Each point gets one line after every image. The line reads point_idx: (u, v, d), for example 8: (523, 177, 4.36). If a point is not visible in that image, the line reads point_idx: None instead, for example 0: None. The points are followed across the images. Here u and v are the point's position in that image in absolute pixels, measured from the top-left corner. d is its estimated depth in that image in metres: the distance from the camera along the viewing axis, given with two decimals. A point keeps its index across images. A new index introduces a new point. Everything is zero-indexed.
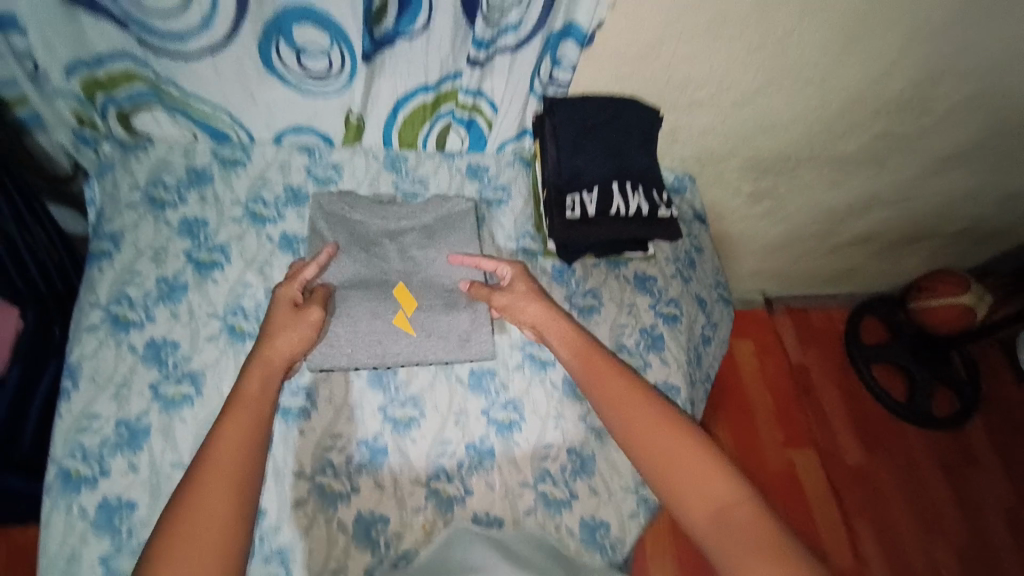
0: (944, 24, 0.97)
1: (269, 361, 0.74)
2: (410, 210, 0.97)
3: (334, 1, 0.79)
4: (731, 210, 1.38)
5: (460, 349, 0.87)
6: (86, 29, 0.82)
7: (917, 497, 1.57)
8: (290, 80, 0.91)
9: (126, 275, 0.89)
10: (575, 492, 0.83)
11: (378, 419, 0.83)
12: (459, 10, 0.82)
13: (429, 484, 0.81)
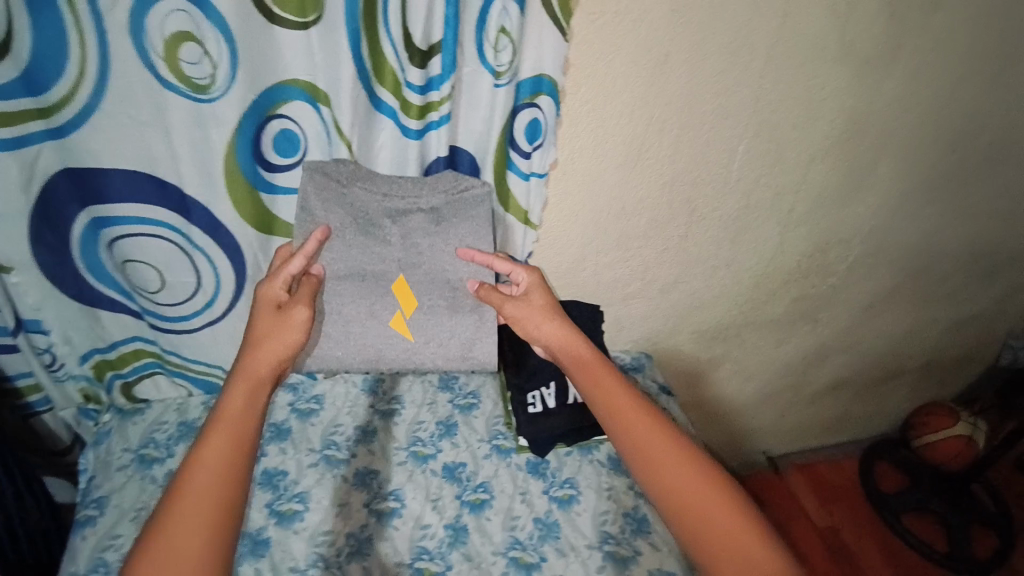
0: (831, 198, 1.17)
1: (253, 375, 0.66)
2: (417, 188, 0.85)
3: None
4: (696, 376, 1.53)
5: (460, 359, 0.89)
6: (105, 323, 0.91)
7: None
8: None
9: (154, 425, 0.98)
10: (545, 554, 0.89)
11: (363, 512, 0.91)
12: None
13: (413, 563, 0.85)
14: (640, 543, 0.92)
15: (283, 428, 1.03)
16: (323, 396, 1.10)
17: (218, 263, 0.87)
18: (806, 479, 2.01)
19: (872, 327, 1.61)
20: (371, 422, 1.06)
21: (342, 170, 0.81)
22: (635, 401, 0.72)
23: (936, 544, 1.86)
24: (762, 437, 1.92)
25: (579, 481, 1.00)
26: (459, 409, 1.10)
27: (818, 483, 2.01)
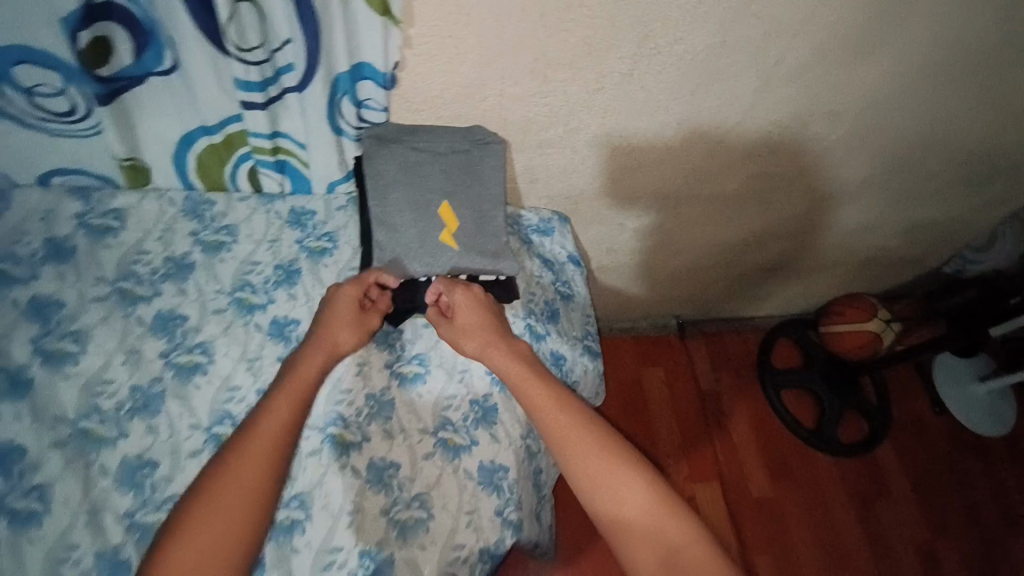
0: (826, 47, 0.89)
1: (333, 347, 0.76)
2: (442, 138, 0.86)
3: (46, 37, 0.65)
4: (619, 244, 1.36)
5: (494, 261, 0.87)
6: None
7: (777, 455, 1.89)
8: (33, 123, 0.76)
9: None
10: (368, 434, 0.79)
11: (159, 363, 0.78)
12: (208, 46, 0.68)
13: (209, 429, 0.75)
14: (479, 434, 0.83)
15: (65, 247, 0.83)
16: (126, 211, 0.87)
17: None
18: (709, 345, 2.03)
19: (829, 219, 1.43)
20: (190, 254, 0.87)
21: (391, 131, 0.84)
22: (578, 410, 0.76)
23: (802, 419, 1.97)
24: (678, 303, 1.85)
25: (431, 359, 0.87)
26: (307, 252, 0.91)
27: (720, 350, 2.03)
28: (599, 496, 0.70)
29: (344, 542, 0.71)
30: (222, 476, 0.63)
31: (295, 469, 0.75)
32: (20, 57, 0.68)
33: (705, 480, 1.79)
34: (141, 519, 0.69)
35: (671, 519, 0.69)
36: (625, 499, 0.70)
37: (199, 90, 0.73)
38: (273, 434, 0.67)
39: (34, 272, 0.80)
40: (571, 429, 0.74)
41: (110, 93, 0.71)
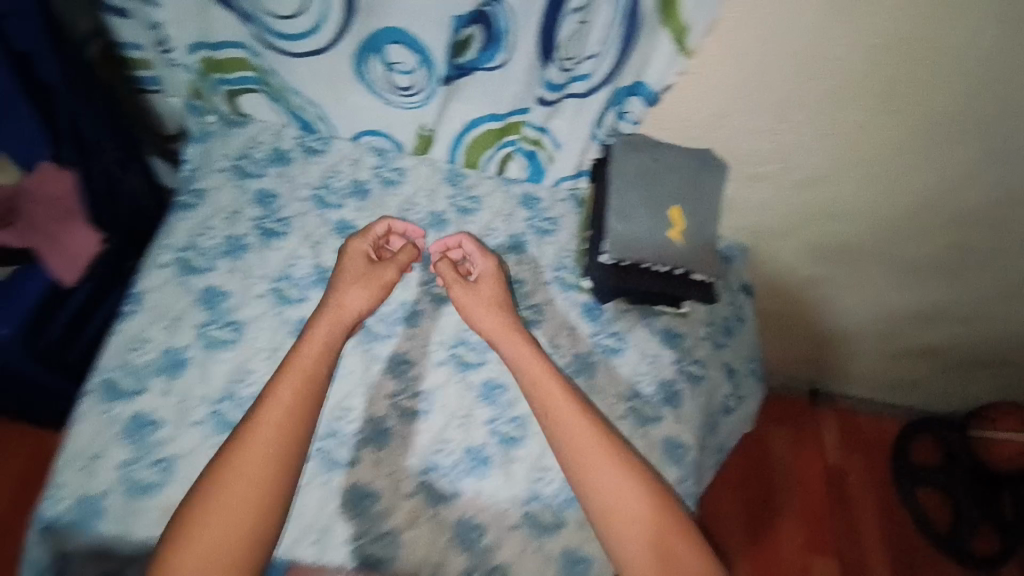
0: None
1: (340, 312, 0.83)
2: (677, 155, 0.99)
3: (428, 29, 0.85)
4: (782, 290, 1.38)
5: (706, 265, 0.96)
6: (217, 20, 0.89)
7: (906, 556, 1.69)
8: (375, 88, 0.97)
9: (250, 141, 1.03)
10: (571, 386, 0.93)
11: (419, 290, 0.99)
12: (535, 55, 0.86)
13: (450, 347, 0.94)
14: (666, 412, 0.91)
15: (363, 188, 1.05)
16: (406, 170, 1.09)
17: None
18: (840, 416, 1.89)
19: (958, 302, 1.37)
20: (447, 212, 1.07)
21: (637, 139, 0.99)
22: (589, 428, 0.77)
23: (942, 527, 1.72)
24: (814, 371, 1.79)
25: (628, 337, 0.98)
26: (534, 230, 1.08)
27: (855, 425, 1.87)
28: (629, 543, 0.70)
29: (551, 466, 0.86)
30: (221, 489, 0.64)
31: (514, 396, 0.91)
32: (398, 40, 0.88)
33: (819, 554, 1.65)
34: (399, 402, 0.89)
35: (682, 542, 0.70)
36: (637, 524, 0.71)
37: (513, 82, 0.90)
38: (284, 405, 0.71)
39: (342, 202, 1.02)
40: (598, 459, 0.75)
41: (445, 76, 0.91)
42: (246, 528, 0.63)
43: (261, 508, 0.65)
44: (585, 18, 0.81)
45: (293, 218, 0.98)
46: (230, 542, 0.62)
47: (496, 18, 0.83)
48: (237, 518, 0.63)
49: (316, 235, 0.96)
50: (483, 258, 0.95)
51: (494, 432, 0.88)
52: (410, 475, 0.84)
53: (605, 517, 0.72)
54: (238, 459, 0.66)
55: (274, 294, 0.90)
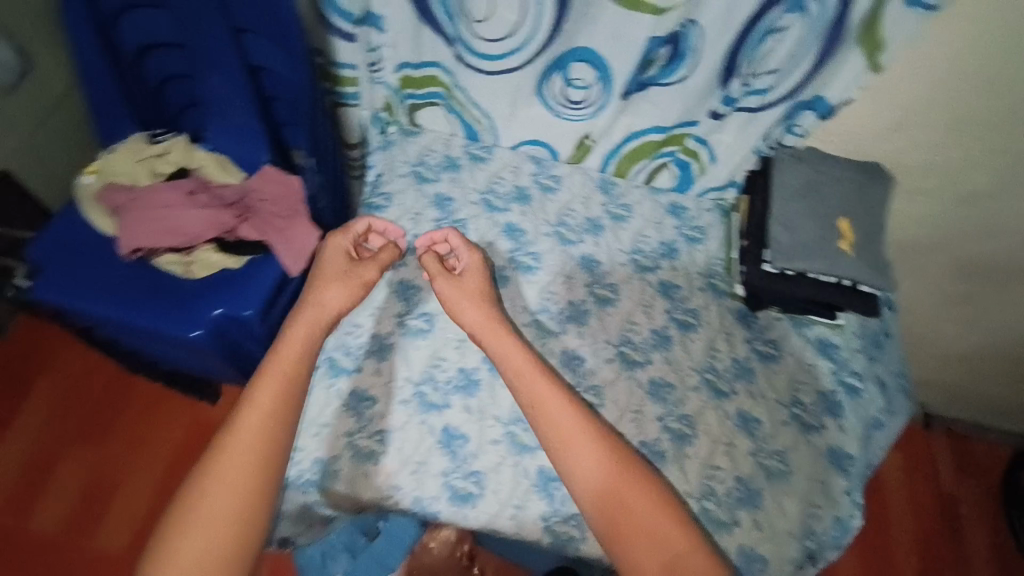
0: None
1: (320, 308, 0.82)
2: (840, 171, 1.00)
3: (619, 50, 0.90)
4: (924, 308, 1.30)
5: (879, 277, 0.95)
6: (422, 41, 1.00)
7: None
8: (550, 102, 1.04)
9: (426, 149, 1.13)
10: (736, 390, 0.93)
11: (584, 290, 1.02)
12: (720, 71, 0.91)
13: (618, 346, 0.96)
14: (827, 420, 0.93)
15: (525, 194, 1.12)
16: (561, 178, 1.15)
17: (541, 9, 0.87)
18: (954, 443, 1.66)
19: None
20: (602, 219, 1.12)
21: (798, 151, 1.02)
22: (576, 419, 0.75)
23: None
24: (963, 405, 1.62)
25: (783, 345, 1.01)
26: (684, 237, 1.11)
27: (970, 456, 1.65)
28: (608, 524, 0.68)
29: (724, 465, 0.87)
30: (204, 487, 0.64)
31: (683, 392, 0.92)
32: (585, 59, 0.94)
33: None
34: None
35: (666, 518, 0.68)
36: (631, 507, 0.69)
37: (691, 96, 0.96)
38: (274, 397, 0.72)
39: (507, 206, 1.10)
40: (581, 445, 0.73)
41: (626, 91, 0.97)
42: (246, 517, 0.64)
43: (248, 498, 0.65)
44: (778, 42, 0.86)
45: (468, 220, 1.07)
46: (227, 536, 0.63)
47: (685, 37, 0.87)
48: (230, 515, 0.64)
49: (485, 235, 1.05)
50: (467, 250, 0.94)
51: (666, 428, 0.88)
52: None
53: (597, 507, 0.69)
54: (219, 461, 0.66)
55: None
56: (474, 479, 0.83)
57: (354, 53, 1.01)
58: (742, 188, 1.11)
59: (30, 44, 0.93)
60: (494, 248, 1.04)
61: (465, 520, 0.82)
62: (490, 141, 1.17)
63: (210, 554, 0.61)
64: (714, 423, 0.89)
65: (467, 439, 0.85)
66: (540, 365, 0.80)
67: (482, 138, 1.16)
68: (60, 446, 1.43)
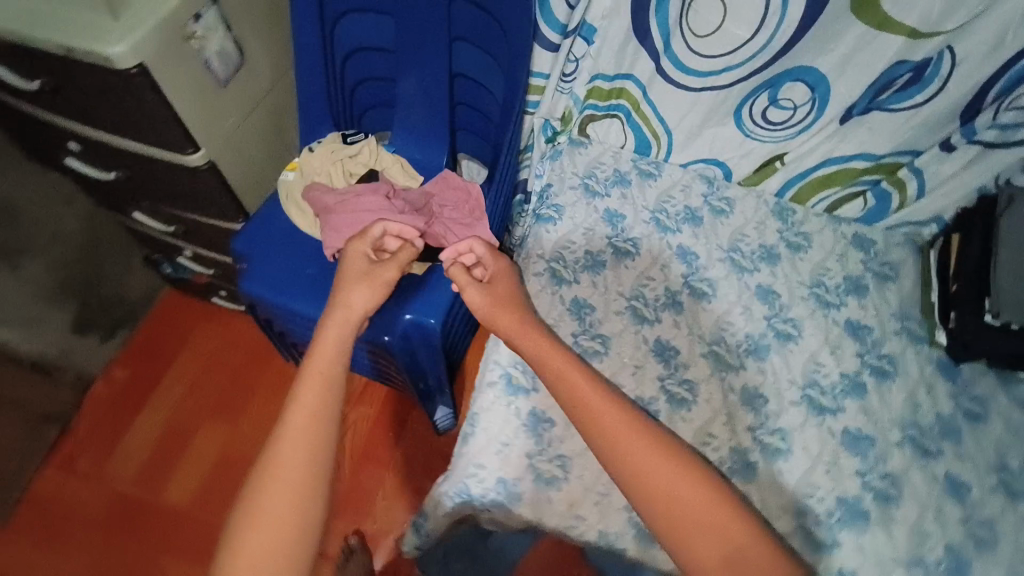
0: None
1: (348, 312, 0.75)
2: None
3: (854, 73, 0.88)
4: None
5: None
6: (627, 55, 0.96)
7: None
8: (747, 125, 1.00)
9: (597, 162, 1.11)
10: (944, 450, 0.85)
11: (763, 323, 0.96)
12: (966, 99, 0.87)
13: (804, 389, 0.89)
14: None
15: (697, 215, 1.07)
16: (733, 201, 1.09)
17: (778, 27, 0.83)
18: None
19: None
20: (777, 246, 1.05)
21: None
22: (617, 410, 0.66)
23: None
24: None
25: (991, 405, 0.89)
26: (872, 273, 1.02)
27: None
28: (659, 507, 0.60)
29: (934, 532, 0.78)
30: (256, 509, 0.58)
31: (884, 450, 0.83)
32: (806, 80, 0.90)
33: None
34: (761, 437, 0.84)
35: (727, 515, 0.59)
36: (687, 500, 0.60)
37: (919, 122, 0.92)
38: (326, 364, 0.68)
39: (678, 227, 1.06)
40: (629, 434, 0.64)
41: (845, 110, 0.93)
42: (305, 523, 0.58)
43: (313, 471, 0.61)
44: None
45: (640, 239, 1.03)
46: (295, 512, 0.58)
47: (933, 64, 0.84)
48: (294, 490, 0.59)
49: (656, 253, 1.02)
50: (490, 253, 0.87)
51: (868, 486, 0.80)
52: (785, 515, 0.78)
53: (647, 501, 0.60)
54: (269, 473, 0.60)
55: (631, 312, 0.96)
56: None
57: (553, 64, 0.98)
58: (952, 226, 1.02)
59: (248, 44, 0.96)
60: (669, 268, 1.01)
61: (654, 562, 0.77)
62: (661, 156, 1.12)
63: (279, 530, 0.57)
64: (912, 483, 0.81)
65: None
66: (575, 364, 0.72)
67: (652, 151, 1.12)
68: (196, 416, 1.52)
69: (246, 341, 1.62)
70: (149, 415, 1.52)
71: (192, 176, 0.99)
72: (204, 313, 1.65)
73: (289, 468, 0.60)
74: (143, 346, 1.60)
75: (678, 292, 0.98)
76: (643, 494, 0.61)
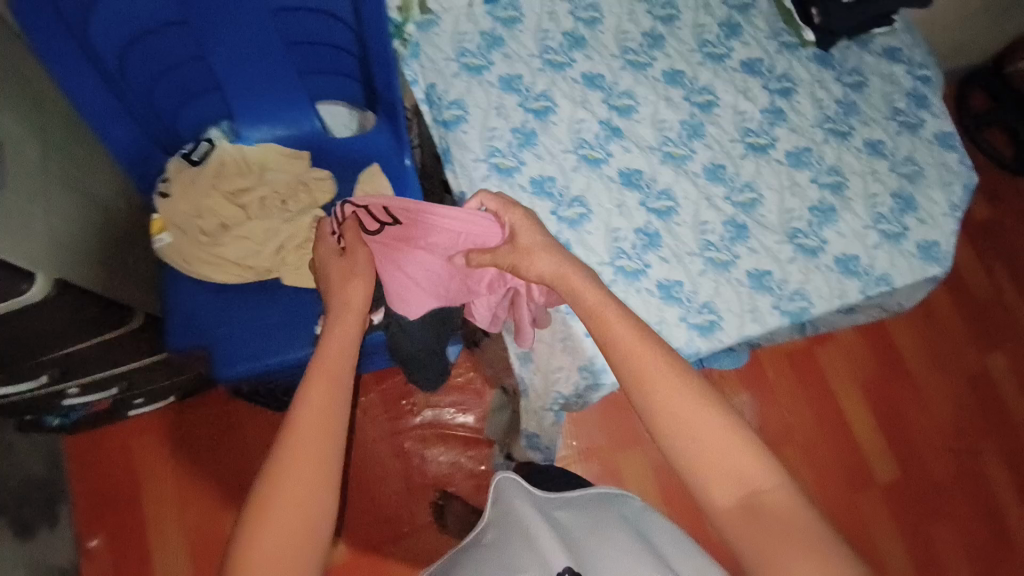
0: None
1: (347, 307, 0.67)
2: None
3: None
4: None
5: None
6: None
7: (1001, 332, 1.72)
8: None
9: (458, 34, 1.00)
10: (854, 125, 1.01)
11: (686, 105, 1.02)
12: None
13: (744, 140, 1.00)
14: (924, 114, 1.03)
15: (579, 37, 1.04)
16: (599, 4, 1.06)
17: None
18: None
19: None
20: (656, 28, 1.06)
21: None
22: (673, 372, 0.59)
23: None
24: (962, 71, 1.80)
25: (864, 68, 1.06)
26: (736, 10, 1.09)
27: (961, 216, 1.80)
28: (694, 456, 0.56)
29: (879, 190, 0.96)
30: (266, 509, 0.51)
31: (819, 150, 0.99)
32: None
33: (950, 341, 1.69)
34: (736, 198, 0.96)
35: (755, 465, 0.55)
36: (728, 454, 0.56)
37: None
38: (319, 416, 0.56)
39: (571, 57, 1.02)
40: (684, 398, 0.58)
41: None
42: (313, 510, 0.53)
43: (325, 459, 0.55)
44: None
45: (549, 90, 0.99)
46: (300, 498, 0.52)
47: None
48: (300, 502, 0.52)
49: (565, 94, 0.99)
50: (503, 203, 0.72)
51: (823, 185, 0.97)
52: (783, 245, 0.94)
53: (693, 458, 0.56)
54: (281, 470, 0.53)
55: (584, 160, 0.96)
56: (707, 309, 0.90)
57: None
58: None
59: None
60: (588, 101, 1.00)
61: (722, 343, 0.89)
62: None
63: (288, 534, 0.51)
64: (845, 162, 0.98)
65: (680, 283, 0.91)
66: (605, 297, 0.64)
67: None
68: (210, 517, 1.25)
69: (218, 422, 1.30)
70: (160, 556, 1.22)
71: (40, 315, 0.74)
72: (138, 426, 1.29)
73: (306, 447, 0.54)
74: (91, 499, 1.25)
75: (612, 120, 0.99)
76: (689, 449, 0.56)
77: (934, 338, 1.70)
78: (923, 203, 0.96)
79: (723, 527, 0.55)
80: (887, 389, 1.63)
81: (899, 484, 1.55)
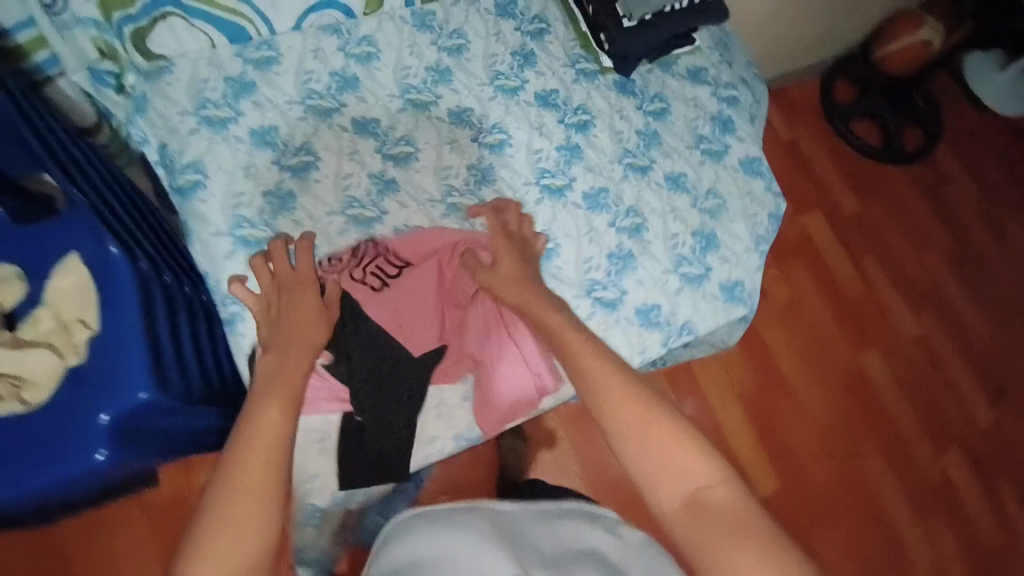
0: None
1: (297, 335, 0.70)
2: None
3: None
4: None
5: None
6: None
7: (882, 335, 1.66)
8: None
9: (197, 81, 0.85)
10: (655, 158, 0.94)
11: (474, 147, 0.91)
12: None
13: (539, 182, 0.91)
14: (730, 140, 0.97)
15: (349, 76, 0.90)
16: (374, 36, 0.93)
17: None
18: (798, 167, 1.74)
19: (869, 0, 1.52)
20: (441, 60, 0.94)
21: None
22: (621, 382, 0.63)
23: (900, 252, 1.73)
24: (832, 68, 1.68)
25: (667, 93, 0.98)
26: (530, 36, 0.98)
27: (837, 214, 1.72)
28: (647, 460, 0.60)
29: (679, 229, 0.90)
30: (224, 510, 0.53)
31: (618, 190, 0.91)
32: None
33: (831, 352, 1.61)
34: None
35: (697, 462, 0.59)
36: (680, 453, 0.59)
37: None
38: (268, 444, 0.58)
39: (339, 101, 0.89)
40: (632, 404, 0.61)
41: None
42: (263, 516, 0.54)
43: (277, 463, 0.58)
44: None
45: (310, 141, 0.86)
46: (249, 500, 0.55)
47: None
48: (248, 504, 0.54)
49: (330, 145, 0.86)
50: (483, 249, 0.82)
51: (621, 230, 0.89)
52: (581, 301, 0.86)
53: (645, 468, 0.60)
54: (236, 473, 0.56)
55: (353, 222, 0.85)
56: None
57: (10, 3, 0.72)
58: None
59: None
60: (358, 151, 0.87)
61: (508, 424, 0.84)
62: (264, 32, 0.89)
63: (240, 530, 0.53)
64: (644, 201, 0.91)
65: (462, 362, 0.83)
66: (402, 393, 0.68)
67: (250, 33, 0.88)
68: None
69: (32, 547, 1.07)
70: None
71: None
72: None
73: (253, 458, 0.57)
74: None
75: (388, 172, 0.88)
76: (638, 456, 0.60)
77: (817, 347, 1.61)
78: (723, 239, 0.91)
79: (673, 531, 0.58)
80: (765, 403, 1.54)
81: (781, 500, 1.49)
